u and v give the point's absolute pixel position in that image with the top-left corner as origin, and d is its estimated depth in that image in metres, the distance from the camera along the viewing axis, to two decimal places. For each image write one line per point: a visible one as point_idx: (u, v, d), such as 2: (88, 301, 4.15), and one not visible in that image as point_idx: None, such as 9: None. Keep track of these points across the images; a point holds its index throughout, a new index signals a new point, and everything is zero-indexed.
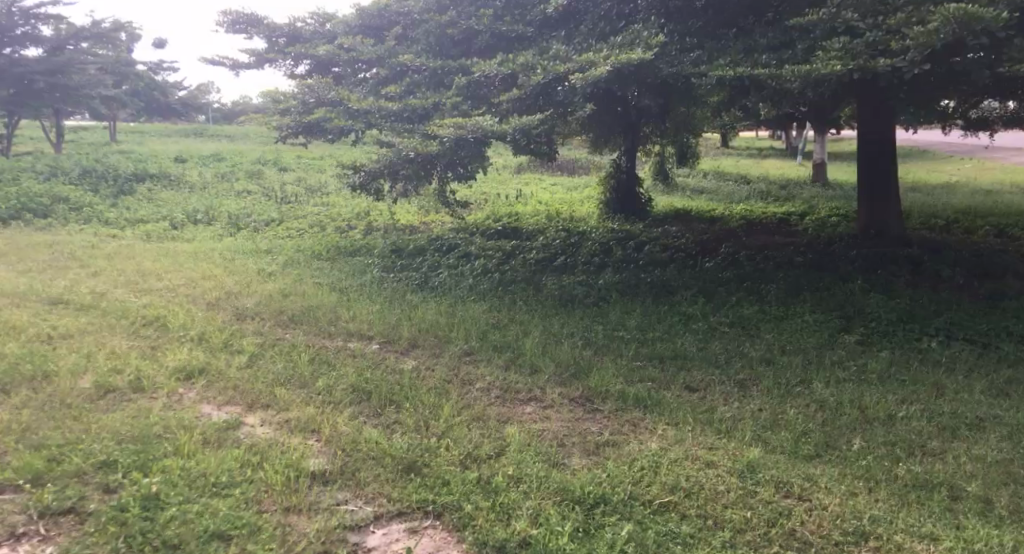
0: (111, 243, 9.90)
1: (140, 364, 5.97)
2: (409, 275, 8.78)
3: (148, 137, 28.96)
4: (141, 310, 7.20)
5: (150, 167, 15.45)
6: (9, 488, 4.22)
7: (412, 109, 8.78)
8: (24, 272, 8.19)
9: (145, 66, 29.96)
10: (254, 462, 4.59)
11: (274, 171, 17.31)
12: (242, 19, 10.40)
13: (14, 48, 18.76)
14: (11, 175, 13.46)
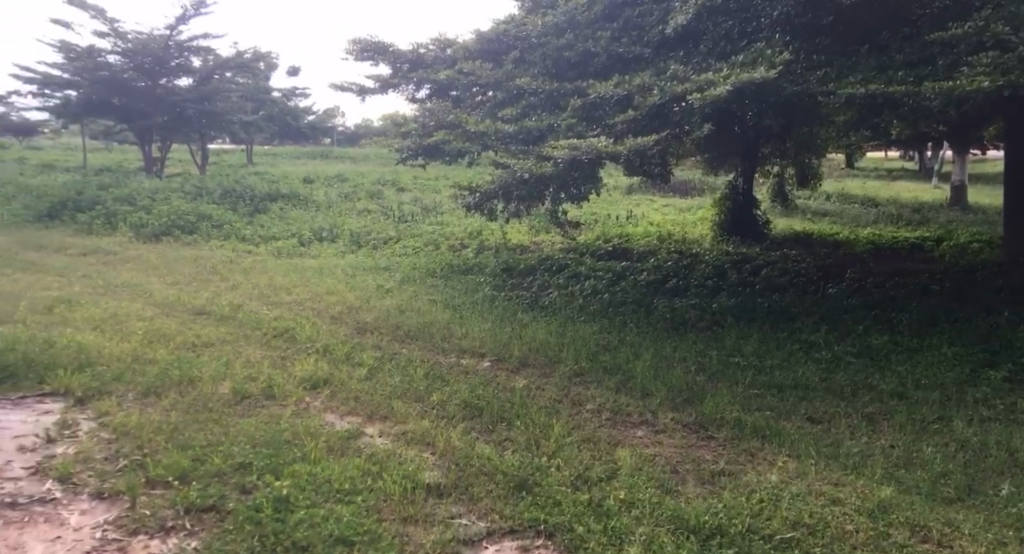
0: (246, 258, 10.61)
1: (271, 373, 6.36)
2: (520, 294, 8.91)
3: (280, 159, 30.88)
4: (273, 322, 7.67)
5: (282, 187, 16.48)
6: (160, 483, 4.59)
7: (527, 131, 8.99)
8: (173, 284, 8.92)
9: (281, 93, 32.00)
10: (374, 472, 4.78)
11: (394, 191, 18.03)
12: (369, 47, 10.96)
13: (169, 79, 20.60)
14: (164, 194, 14.72)
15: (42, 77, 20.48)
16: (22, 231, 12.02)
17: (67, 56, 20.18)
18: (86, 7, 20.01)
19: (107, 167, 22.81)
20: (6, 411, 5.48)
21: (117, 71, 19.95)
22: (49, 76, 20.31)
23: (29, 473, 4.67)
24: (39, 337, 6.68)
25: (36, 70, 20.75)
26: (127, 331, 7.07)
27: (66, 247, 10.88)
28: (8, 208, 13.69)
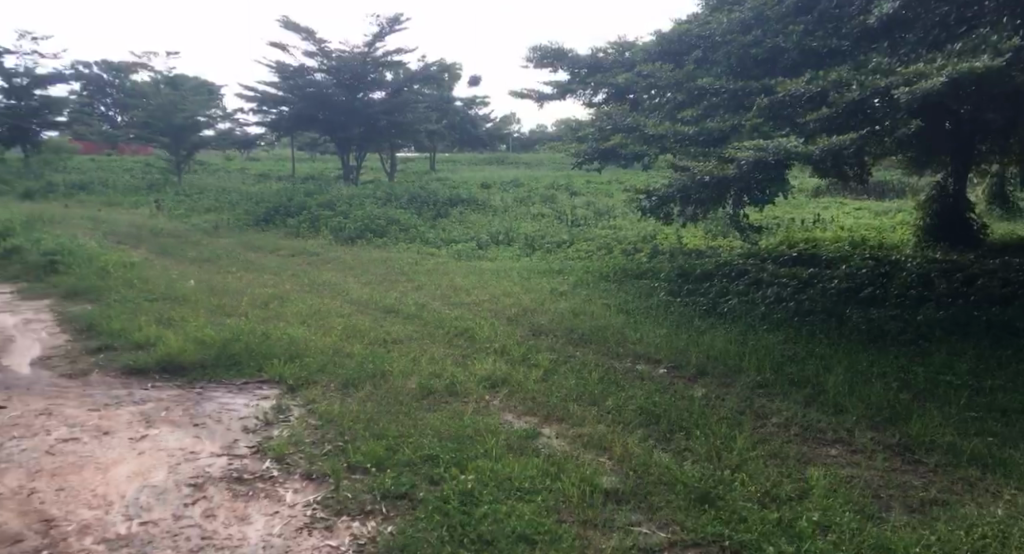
0: (429, 260, 11.17)
1: (454, 371, 6.63)
2: (696, 300, 8.66)
3: (458, 165, 32.20)
4: (455, 321, 8.00)
5: (462, 192, 17.18)
6: (359, 469, 4.93)
7: (709, 132, 8.75)
8: (366, 283, 9.59)
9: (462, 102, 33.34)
10: (553, 472, 4.82)
11: (567, 195, 18.19)
12: (549, 53, 11.17)
13: (364, 92, 22.19)
14: (360, 200, 15.88)
15: (260, 95, 22.88)
16: (243, 234, 13.47)
17: (281, 75, 22.38)
18: (297, 29, 22.04)
19: (311, 176, 25.05)
20: (233, 395, 6.16)
21: (322, 87, 21.90)
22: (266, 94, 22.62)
23: (252, 452, 5.21)
24: (257, 329, 7.44)
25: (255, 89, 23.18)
26: (328, 326, 7.69)
27: (279, 248, 12.07)
28: (231, 213, 15.41)
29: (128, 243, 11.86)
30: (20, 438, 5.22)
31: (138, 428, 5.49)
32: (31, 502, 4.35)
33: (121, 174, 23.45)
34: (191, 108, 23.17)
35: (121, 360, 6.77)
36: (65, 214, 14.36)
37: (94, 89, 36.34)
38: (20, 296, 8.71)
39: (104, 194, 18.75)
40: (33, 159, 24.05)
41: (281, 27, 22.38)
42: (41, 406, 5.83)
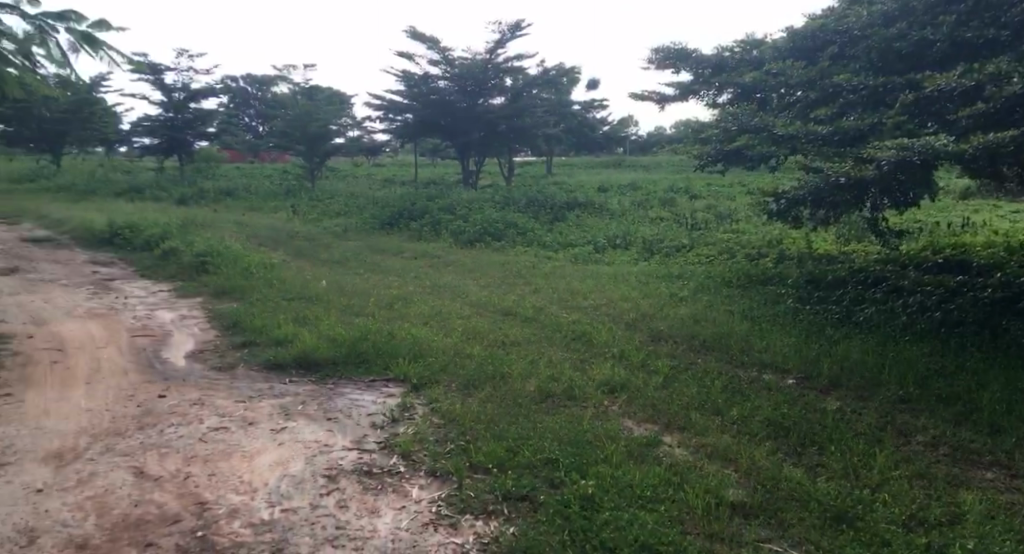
0: (547, 263, 11.24)
1: (573, 375, 6.60)
2: (828, 308, 8.23)
3: (575, 169, 32.21)
4: (572, 325, 7.99)
5: (579, 195, 17.16)
6: (481, 469, 4.98)
7: (845, 132, 8.28)
8: (485, 286, 9.76)
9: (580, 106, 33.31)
10: (676, 481, 4.67)
11: (688, 198, 17.78)
12: (671, 53, 10.93)
13: (484, 98, 22.65)
14: (480, 204, 16.19)
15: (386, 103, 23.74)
16: (370, 237, 14.06)
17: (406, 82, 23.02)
18: (423, 38, 22.76)
19: (431, 181, 25.79)
20: (361, 392, 6.45)
21: (445, 93, 22.48)
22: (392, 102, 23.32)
23: (380, 447, 5.42)
24: (384, 328, 7.73)
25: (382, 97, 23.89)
26: (449, 327, 7.88)
27: (403, 251, 12.52)
28: (359, 216, 16.13)
29: (267, 245, 12.65)
30: (177, 425, 5.67)
31: (278, 420, 5.85)
32: (187, 485, 4.71)
33: (259, 180, 25.06)
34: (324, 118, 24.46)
35: (263, 356, 7.23)
36: (213, 218, 15.51)
37: (239, 102, 39.08)
38: (175, 293, 9.48)
39: (246, 199, 20.13)
40: (185, 167, 26.15)
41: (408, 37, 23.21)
42: (193, 396, 6.31)
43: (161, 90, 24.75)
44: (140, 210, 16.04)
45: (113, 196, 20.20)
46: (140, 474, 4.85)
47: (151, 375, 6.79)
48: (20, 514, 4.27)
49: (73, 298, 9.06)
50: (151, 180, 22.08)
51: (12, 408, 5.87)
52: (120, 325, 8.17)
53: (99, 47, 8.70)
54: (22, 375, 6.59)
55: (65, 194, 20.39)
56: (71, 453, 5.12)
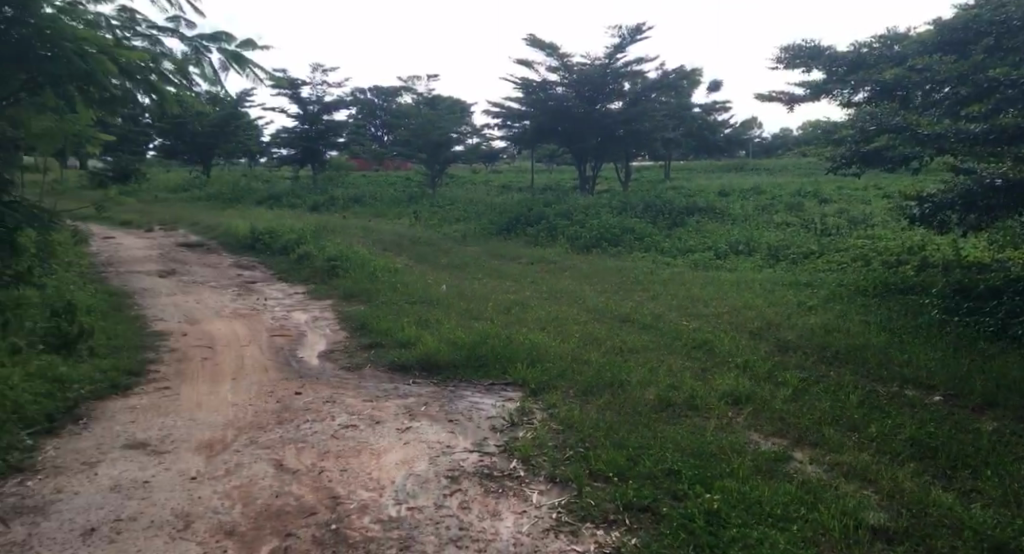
0: (666, 270, 11.03)
1: (695, 384, 6.42)
2: (978, 321, 7.60)
3: (696, 173, 31.44)
4: (693, 333, 7.78)
5: (700, 200, 16.73)
6: (600, 477, 4.91)
7: (1000, 129, 7.45)
8: (604, 292, 9.69)
9: (701, 108, 32.48)
10: (809, 500, 4.42)
11: (817, 202, 16.94)
12: (803, 52, 10.64)
13: (603, 103, 22.58)
14: (598, 209, 16.13)
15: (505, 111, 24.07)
16: (489, 242, 14.32)
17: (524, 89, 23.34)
18: (541, 46, 23.00)
19: (547, 187, 25.93)
20: (481, 395, 6.56)
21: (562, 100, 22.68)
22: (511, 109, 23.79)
23: (500, 451, 5.48)
24: (502, 333, 7.84)
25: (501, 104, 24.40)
26: (566, 333, 7.88)
27: (520, 256, 12.66)
28: (479, 222, 16.46)
29: (392, 249, 13.14)
30: (311, 421, 5.98)
31: (403, 420, 6.04)
32: (321, 479, 4.94)
33: (383, 187, 26.11)
34: (445, 126, 25.16)
35: (388, 357, 7.52)
36: (343, 224, 16.30)
37: (366, 113, 40.90)
38: (309, 296, 10.02)
39: (373, 205, 21.01)
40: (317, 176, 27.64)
41: (527, 45, 23.52)
42: (326, 394, 6.64)
43: (297, 104, 26.31)
44: (278, 217, 17.10)
45: (253, 204, 21.64)
46: (279, 466, 5.14)
47: (288, 373, 7.19)
48: (177, 499, 4.62)
49: (220, 298, 9.77)
50: (287, 188, 23.49)
51: (169, 400, 6.39)
52: (260, 325, 8.72)
53: (247, 65, 9.33)
54: (178, 369, 7.16)
55: (212, 202, 22.07)
56: (220, 444, 5.50)
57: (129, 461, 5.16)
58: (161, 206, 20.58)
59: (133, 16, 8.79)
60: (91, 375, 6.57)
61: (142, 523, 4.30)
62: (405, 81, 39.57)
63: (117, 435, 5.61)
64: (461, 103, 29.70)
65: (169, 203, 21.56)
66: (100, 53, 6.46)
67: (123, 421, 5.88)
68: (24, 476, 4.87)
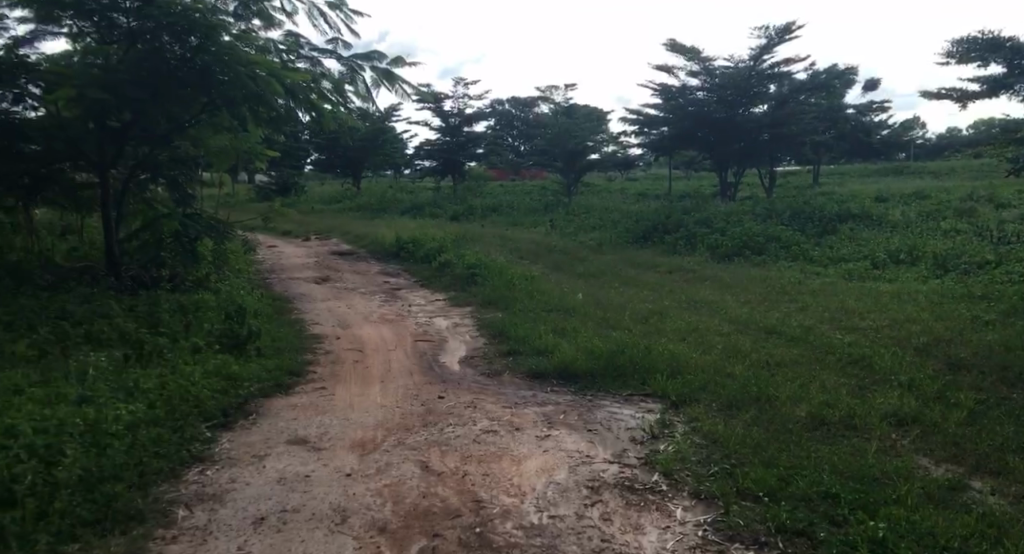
0: (816, 280, 10.47)
1: (851, 401, 6.03)
2: None
3: (848, 178, 29.61)
4: (847, 348, 7.32)
5: (854, 206, 15.76)
6: (750, 496, 4.72)
7: None
8: (748, 303, 9.33)
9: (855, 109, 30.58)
10: (991, 535, 4.02)
11: (991, 208, 15.46)
12: (979, 45, 9.73)
13: (747, 107, 21.85)
14: (740, 216, 15.57)
15: (643, 118, 23.59)
16: (625, 251, 14.20)
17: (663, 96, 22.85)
18: (683, 51, 22.56)
19: (684, 195, 25.35)
20: (620, 405, 6.51)
21: (704, 104, 21.98)
22: (649, 116, 23.34)
23: (641, 463, 5.40)
24: (641, 342, 7.74)
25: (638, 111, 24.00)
26: (708, 344, 7.65)
27: (658, 265, 12.48)
28: (615, 230, 16.37)
29: (528, 258, 13.34)
30: (454, 425, 6.16)
31: (543, 428, 6.09)
32: (465, 483, 5.07)
33: (519, 196, 26.56)
34: (582, 135, 25.27)
35: (527, 365, 7.62)
36: (482, 232, 16.72)
37: (504, 123, 41.79)
38: (450, 302, 10.36)
39: (511, 214, 21.42)
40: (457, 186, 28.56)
41: (668, 49, 23.11)
42: (467, 399, 6.82)
43: (441, 117, 27.42)
44: (421, 226, 17.82)
45: (397, 214, 22.68)
46: (426, 468, 5.33)
47: (432, 377, 7.46)
48: (335, 494, 4.89)
49: (368, 304, 10.30)
50: (429, 198, 24.44)
51: (325, 399, 6.80)
52: (406, 330, 9.11)
53: (397, 81, 9.82)
54: (332, 371, 7.61)
55: (360, 212, 23.33)
56: (371, 443, 5.78)
57: (291, 456, 5.53)
58: (316, 216, 22.02)
59: (298, 40, 9.53)
60: (258, 374, 7.12)
61: (305, 515, 4.59)
62: (543, 91, 40.17)
63: (281, 430, 6.04)
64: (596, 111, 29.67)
65: (323, 213, 23.03)
66: (269, 76, 8.32)
67: (286, 418, 6.32)
68: (203, 465, 5.33)
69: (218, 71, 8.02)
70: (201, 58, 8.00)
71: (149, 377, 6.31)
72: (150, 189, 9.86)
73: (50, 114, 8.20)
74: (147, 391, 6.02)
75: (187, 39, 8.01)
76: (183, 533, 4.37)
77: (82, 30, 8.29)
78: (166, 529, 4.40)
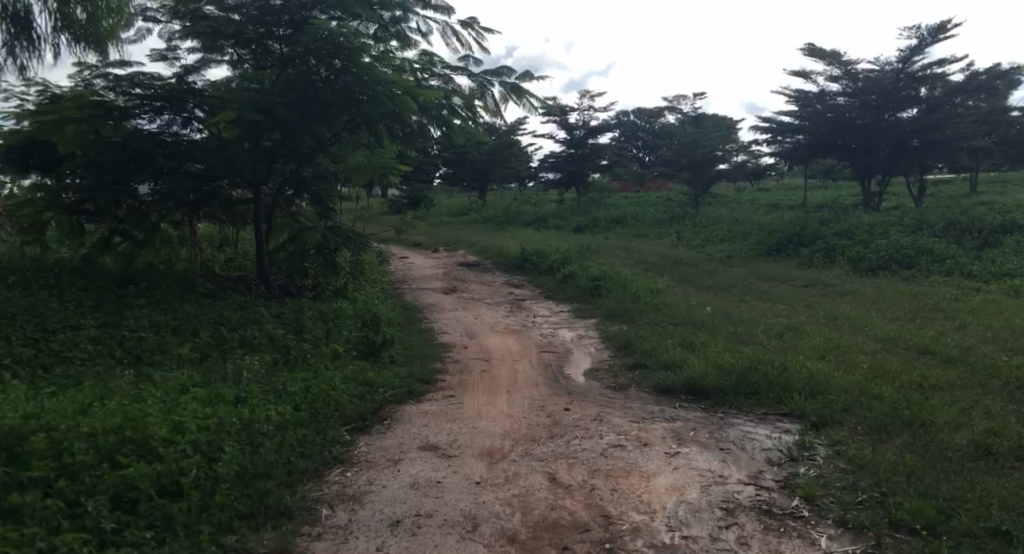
0: (976, 297, 9.67)
1: (1020, 430, 5.52)
2: None
3: (1009, 186, 27.20)
4: (1014, 371, 6.71)
5: (1019, 216, 14.46)
6: (904, 528, 4.40)
7: None
8: (897, 320, 8.76)
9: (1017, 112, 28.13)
10: None
11: None
12: None
13: (896, 111, 20.65)
14: (885, 228, 14.64)
15: (776, 125, 23.52)
16: (757, 264, 13.70)
17: (799, 102, 22.52)
18: (823, 55, 21.64)
19: (821, 205, 24.15)
20: (754, 424, 6.27)
21: (844, 110, 21.23)
22: (783, 123, 23.32)
23: (779, 486, 5.17)
24: (775, 360, 7.42)
25: (772, 118, 23.87)
26: (850, 363, 7.23)
27: (794, 279, 11.96)
28: (746, 242, 15.84)
29: (654, 270, 13.15)
30: (581, 438, 6.14)
31: (672, 444, 5.96)
32: (594, 497, 5.04)
33: (643, 207, 26.23)
34: (712, 144, 24.72)
35: (653, 379, 7.49)
36: (607, 244, 16.66)
37: (629, 135, 41.54)
38: (574, 314, 10.37)
39: (635, 226, 21.20)
40: (580, 198, 28.61)
41: (806, 54, 22.36)
42: (593, 412, 6.79)
43: (565, 129, 27.66)
44: (548, 238, 17.99)
45: (523, 225, 23.00)
46: (553, 480, 5.34)
47: (557, 389, 7.48)
48: (465, 501, 5.00)
49: (494, 314, 10.49)
50: (553, 210, 24.62)
51: (454, 407, 6.97)
52: (531, 341, 9.20)
53: (525, 95, 9.99)
54: (461, 380, 7.81)
55: (487, 224, 23.85)
56: (499, 453, 5.87)
57: (424, 461, 5.71)
58: (445, 228, 22.72)
59: (431, 58, 9.87)
60: (391, 380, 7.41)
61: (437, 521, 4.72)
62: (671, 102, 39.71)
63: (414, 436, 6.25)
64: (724, 119, 28.91)
65: (451, 225, 23.73)
66: (405, 95, 8.67)
67: (418, 424, 6.54)
68: (342, 467, 5.60)
69: (358, 91, 8.56)
70: (343, 78, 8.56)
71: (295, 380, 6.72)
72: (295, 204, 10.55)
73: (214, 135, 9.09)
74: (292, 394, 6.41)
75: (332, 61, 8.55)
76: (327, 532, 4.59)
77: (241, 57, 8.98)
78: (312, 526, 4.64)
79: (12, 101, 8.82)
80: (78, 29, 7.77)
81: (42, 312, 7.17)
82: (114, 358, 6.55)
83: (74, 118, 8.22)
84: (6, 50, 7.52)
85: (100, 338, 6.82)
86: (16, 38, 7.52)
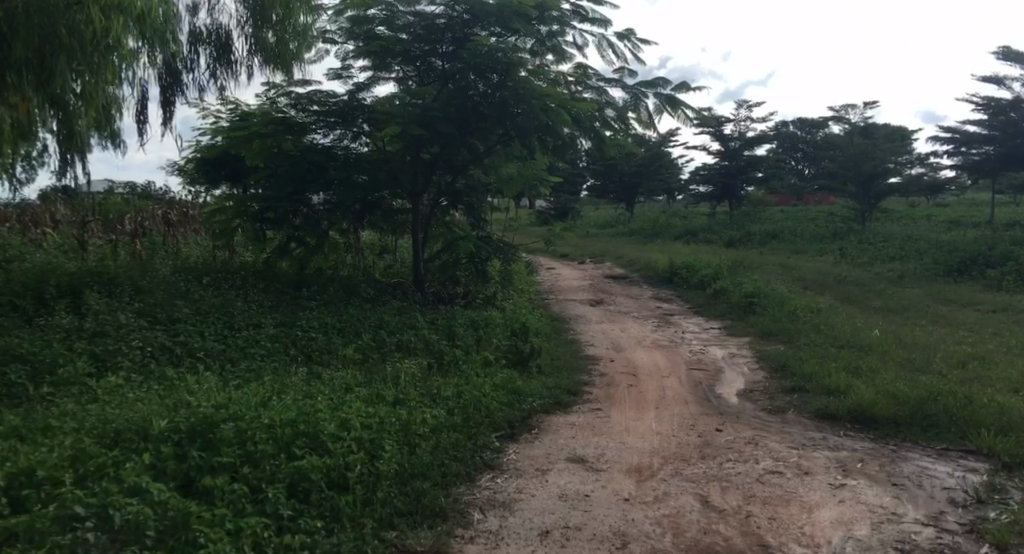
0: None
1: None
2: None
3: None
4: None
5: None
6: None
7: None
8: None
9: None
10: None
11: None
12: None
13: None
14: None
15: (961, 136, 21.92)
16: (935, 285, 12.69)
17: (989, 110, 21.06)
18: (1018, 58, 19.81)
19: (1012, 222, 22.04)
20: (933, 461, 5.75)
21: None
22: (969, 134, 21.55)
23: (964, 531, 4.68)
24: (958, 392, 6.80)
25: (954, 128, 22.17)
26: None
27: (979, 304, 10.99)
28: (922, 261, 14.71)
29: (815, 288, 12.47)
30: (736, 461, 5.89)
31: (836, 476, 5.57)
32: (750, 525, 4.78)
33: (802, 223, 24.95)
34: (883, 155, 23.18)
35: (816, 404, 7.06)
36: (764, 260, 16.05)
37: (787, 147, 39.92)
38: (726, 332, 10.02)
39: (793, 241, 20.26)
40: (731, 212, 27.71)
41: (999, 58, 20.61)
42: (748, 435, 6.49)
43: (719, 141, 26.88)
44: (702, 252, 17.58)
45: (672, 238, 22.61)
46: (706, 503, 5.13)
47: (709, 408, 7.22)
48: (615, 517, 4.91)
49: (642, 328, 10.34)
50: (704, 223, 23.99)
51: (602, 422, 6.90)
52: (680, 357, 8.97)
53: (680, 106, 9.81)
54: (609, 393, 7.73)
55: (635, 236, 23.67)
56: (647, 471, 5.73)
57: (572, 473, 5.68)
58: (594, 240, 22.68)
59: (586, 71, 9.90)
60: (540, 390, 7.46)
61: (586, 535, 4.65)
62: (837, 112, 37.74)
63: (562, 447, 6.24)
64: (894, 129, 27.04)
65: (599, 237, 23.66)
66: (560, 108, 8.85)
67: (565, 435, 6.53)
68: (493, 473, 5.68)
69: (512, 104, 8.80)
70: (499, 93, 8.84)
71: (448, 386, 6.91)
72: (449, 215, 10.93)
73: (378, 148, 9.66)
74: (447, 398, 6.59)
75: (490, 76, 8.86)
76: (478, 536, 4.63)
77: (407, 74, 9.43)
78: (464, 529, 4.70)
79: (211, 118, 9.78)
80: (268, 51, 8.52)
81: (226, 311, 7.85)
82: (289, 355, 7.06)
83: (260, 133, 9.01)
84: (208, 72, 8.33)
85: (277, 337, 7.37)
86: (216, 61, 8.31)
